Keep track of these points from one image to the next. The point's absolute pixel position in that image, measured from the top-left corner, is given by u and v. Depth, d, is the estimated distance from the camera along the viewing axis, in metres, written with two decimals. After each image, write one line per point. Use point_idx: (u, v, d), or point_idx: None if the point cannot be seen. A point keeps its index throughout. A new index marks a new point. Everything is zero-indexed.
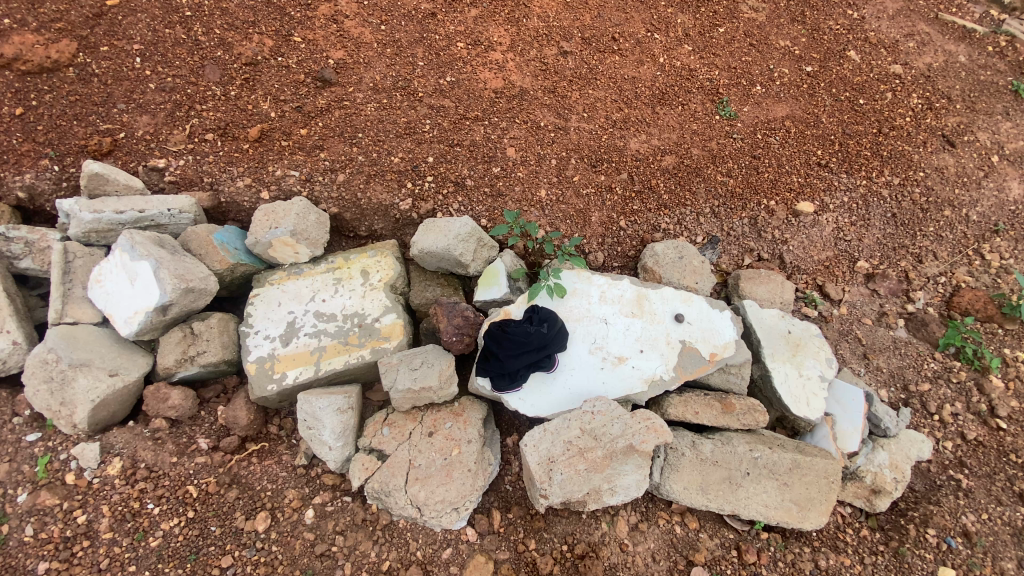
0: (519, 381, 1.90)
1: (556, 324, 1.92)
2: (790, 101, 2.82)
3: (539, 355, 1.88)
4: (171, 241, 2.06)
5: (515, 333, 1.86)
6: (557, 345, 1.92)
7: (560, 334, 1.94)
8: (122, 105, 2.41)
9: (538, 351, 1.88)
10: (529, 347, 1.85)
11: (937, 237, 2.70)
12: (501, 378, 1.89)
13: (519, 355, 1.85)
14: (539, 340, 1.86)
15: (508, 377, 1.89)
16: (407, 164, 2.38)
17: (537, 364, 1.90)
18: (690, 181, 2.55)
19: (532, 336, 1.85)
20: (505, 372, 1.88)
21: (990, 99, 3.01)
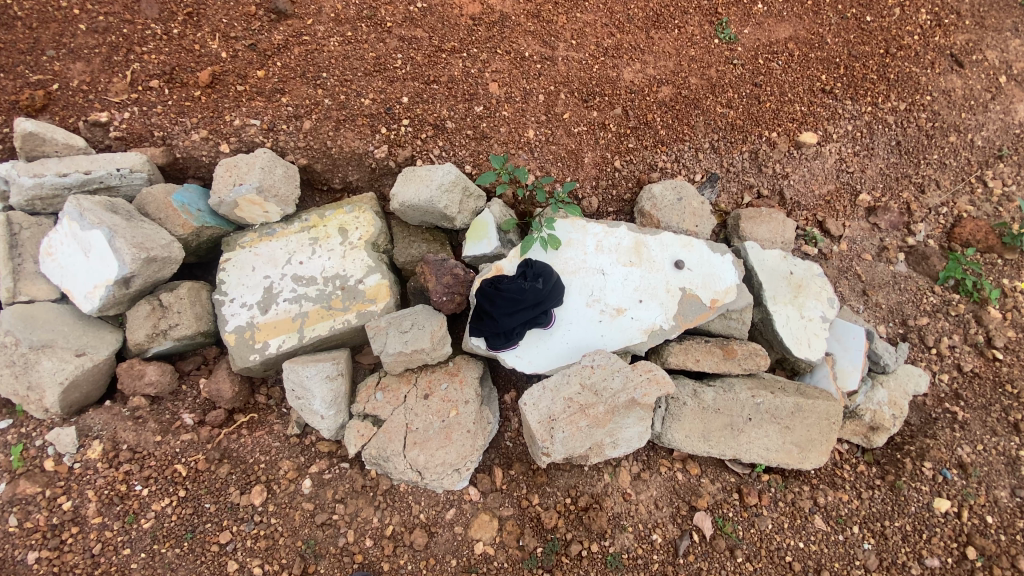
0: (515, 339, 1.82)
1: (550, 277, 1.83)
2: (793, 20, 2.60)
3: (535, 310, 1.79)
4: (125, 205, 1.87)
5: (508, 289, 1.76)
6: (552, 298, 1.83)
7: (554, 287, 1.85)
8: (49, 51, 2.11)
9: (535, 306, 1.79)
10: (524, 302, 1.76)
11: (940, 166, 2.61)
12: (497, 337, 1.80)
13: (515, 311, 1.76)
14: (535, 294, 1.77)
15: (504, 335, 1.80)
16: (380, 106, 2.15)
17: (534, 319, 1.82)
18: (688, 114, 2.37)
19: (527, 290, 1.76)
20: (500, 331, 1.79)
21: (1004, 11, 2.81)
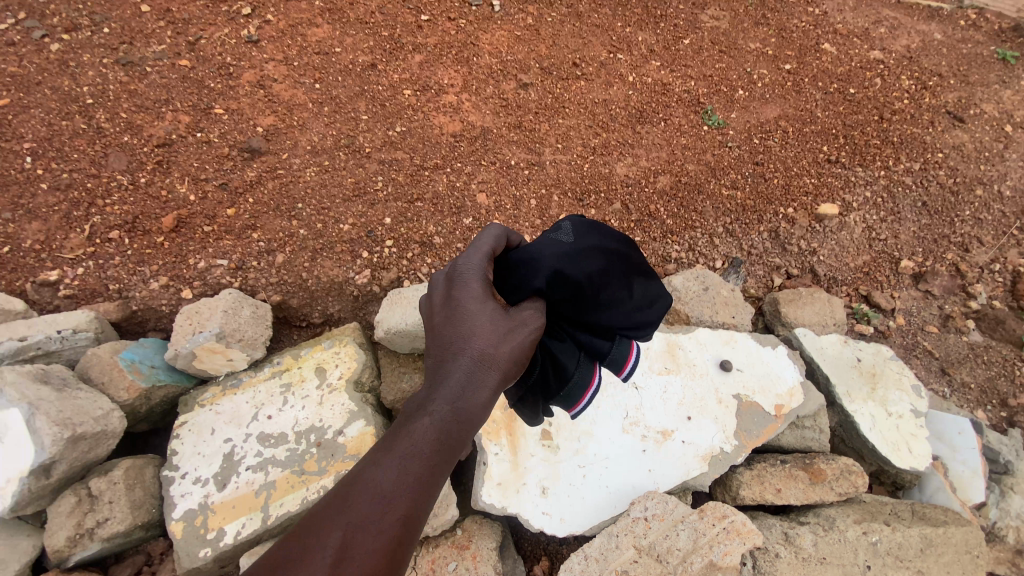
0: (588, 366, 1.04)
1: (614, 235, 1.10)
2: (778, 101, 2.66)
3: (607, 296, 1.00)
4: (61, 372, 1.58)
5: (526, 251, 1.00)
6: (638, 280, 1.08)
7: (636, 257, 1.11)
8: (7, 215, 1.96)
9: (598, 284, 0.98)
10: (565, 278, 0.95)
11: (976, 221, 2.44)
12: (551, 374, 1.03)
13: (537, 292, 0.96)
14: (578, 252, 1.01)
15: (566, 366, 1.02)
16: (361, 229, 2.02)
17: (615, 322, 1.02)
18: (693, 200, 2.24)
19: (566, 250, 1.00)
20: (552, 356, 1.01)
21: (982, 70, 3.07)
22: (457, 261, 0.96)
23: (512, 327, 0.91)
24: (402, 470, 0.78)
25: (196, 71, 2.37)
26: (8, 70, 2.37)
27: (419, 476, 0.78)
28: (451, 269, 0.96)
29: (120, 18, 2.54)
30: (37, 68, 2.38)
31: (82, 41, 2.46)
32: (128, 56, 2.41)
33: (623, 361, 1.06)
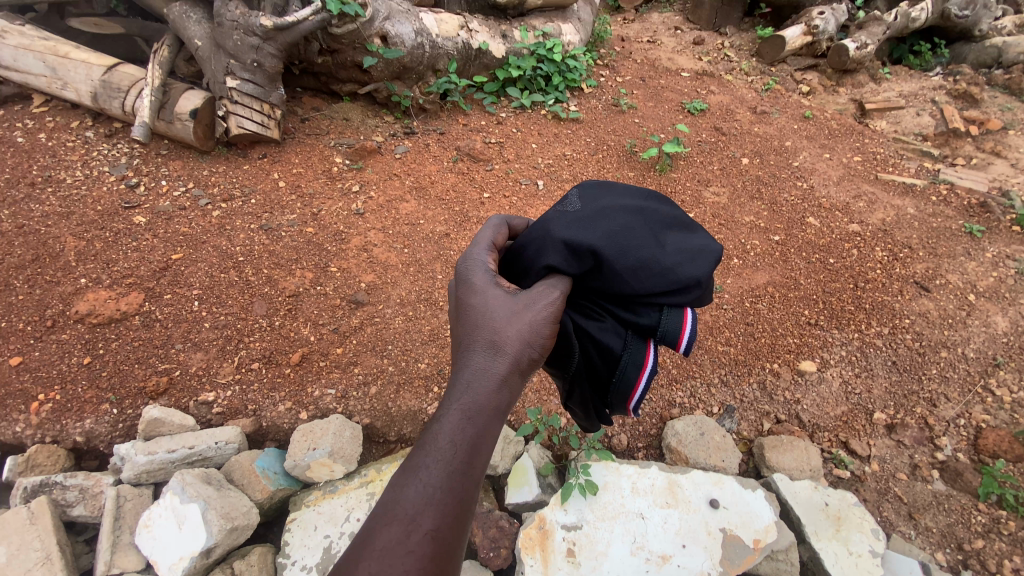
0: (633, 347, 1.35)
1: (630, 198, 1.38)
2: (767, 269, 3.32)
3: (630, 252, 1.27)
4: (217, 474, 2.19)
5: (542, 224, 1.36)
6: (666, 237, 1.32)
7: (659, 214, 1.36)
8: (179, 345, 2.68)
9: (616, 244, 1.27)
10: (580, 241, 1.27)
11: (942, 378, 2.80)
12: (601, 358, 1.37)
13: (550, 266, 1.28)
14: (589, 215, 1.33)
15: (611, 347, 1.34)
16: (434, 368, 2.65)
17: (649, 281, 1.27)
18: (694, 355, 2.86)
19: (576, 217, 1.33)
20: (597, 339, 1.35)
21: (949, 243, 3.53)
22: (466, 266, 1.33)
23: (519, 309, 1.21)
24: (446, 449, 1.05)
25: (317, 236, 3.19)
26: (180, 229, 3.19)
27: (463, 448, 1.05)
28: (461, 273, 1.33)
29: (262, 191, 3.44)
30: (202, 229, 3.18)
31: (236, 210, 3.30)
32: (269, 222, 3.25)
33: (669, 330, 1.30)
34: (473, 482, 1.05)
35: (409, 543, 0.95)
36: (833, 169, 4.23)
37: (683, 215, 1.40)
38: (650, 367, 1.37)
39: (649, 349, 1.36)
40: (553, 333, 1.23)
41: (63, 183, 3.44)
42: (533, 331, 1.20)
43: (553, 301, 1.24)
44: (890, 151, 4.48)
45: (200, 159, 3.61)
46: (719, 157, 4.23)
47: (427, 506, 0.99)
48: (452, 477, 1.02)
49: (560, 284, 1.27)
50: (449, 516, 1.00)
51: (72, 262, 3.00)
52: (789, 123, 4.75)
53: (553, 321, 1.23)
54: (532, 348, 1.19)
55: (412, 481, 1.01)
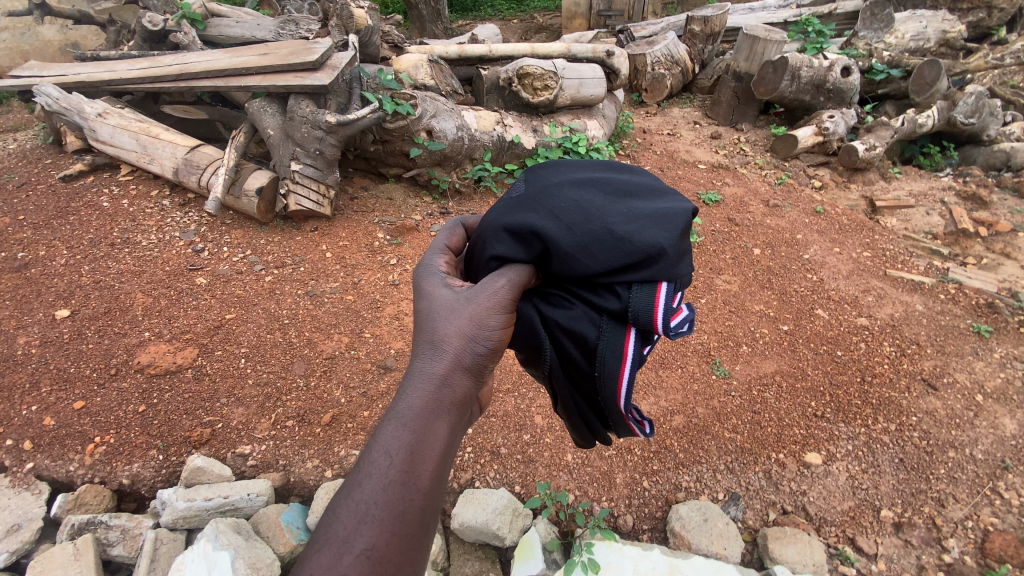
0: (609, 333, 1.18)
1: (581, 173, 1.30)
2: (775, 358, 3.47)
3: (580, 226, 1.16)
4: (246, 525, 2.39)
5: (490, 215, 1.31)
6: (620, 207, 1.20)
7: (611, 186, 1.26)
8: (224, 399, 2.95)
9: (564, 219, 1.17)
10: (524, 222, 1.19)
11: (950, 478, 2.83)
12: (579, 354, 1.23)
13: (498, 256, 1.20)
14: (534, 194, 1.25)
15: (584, 334, 1.20)
16: None
17: (605, 254, 1.14)
18: (701, 439, 2.98)
19: (522, 199, 1.26)
20: (568, 329, 1.22)
21: (957, 341, 3.64)
22: (418, 273, 1.32)
23: (461, 305, 1.17)
24: (380, 461, 1.00)
25: (356, 304, 3.52)
26: (235, 291, 3.57)
27: (399, 458, 1.01)
28: (417, 279, 1.31)
29: (310, 260, 3.85)
30: (255, 292, 3.57)
31: (286, 276, 3.70)
32: (314, 288, 3.62)
33: (642, 309, 1.14)
34: (413, 494, 0.99)
35: (342, 565, 0.91)
36: (843, 261, 4.40)
37: (639, 185, 1.29)
38: (634, 356, 1.20)
39: (630, 335, 1.19)
40: (503, 322, 1.17)
41: (139, 244, 3.90)
42: (475, 327, 1.15)
43: (498, 291, 1.16)
44: (899, 248, 4.63)
45: (258, 229, 4.09)
46: (731, 246, 4.49)
47: (361, 525, 0.95)
48: (387, 490, 0.98)
49: (510, 271, 1.18)
50: (385, 534, 0.95)
51: (140, 316, 3.38)
52: (801, 216, 4.96)
53: (501, 310, 1.16)
54: (475, 344, 1.14)
55: (346, 499, 0.98)
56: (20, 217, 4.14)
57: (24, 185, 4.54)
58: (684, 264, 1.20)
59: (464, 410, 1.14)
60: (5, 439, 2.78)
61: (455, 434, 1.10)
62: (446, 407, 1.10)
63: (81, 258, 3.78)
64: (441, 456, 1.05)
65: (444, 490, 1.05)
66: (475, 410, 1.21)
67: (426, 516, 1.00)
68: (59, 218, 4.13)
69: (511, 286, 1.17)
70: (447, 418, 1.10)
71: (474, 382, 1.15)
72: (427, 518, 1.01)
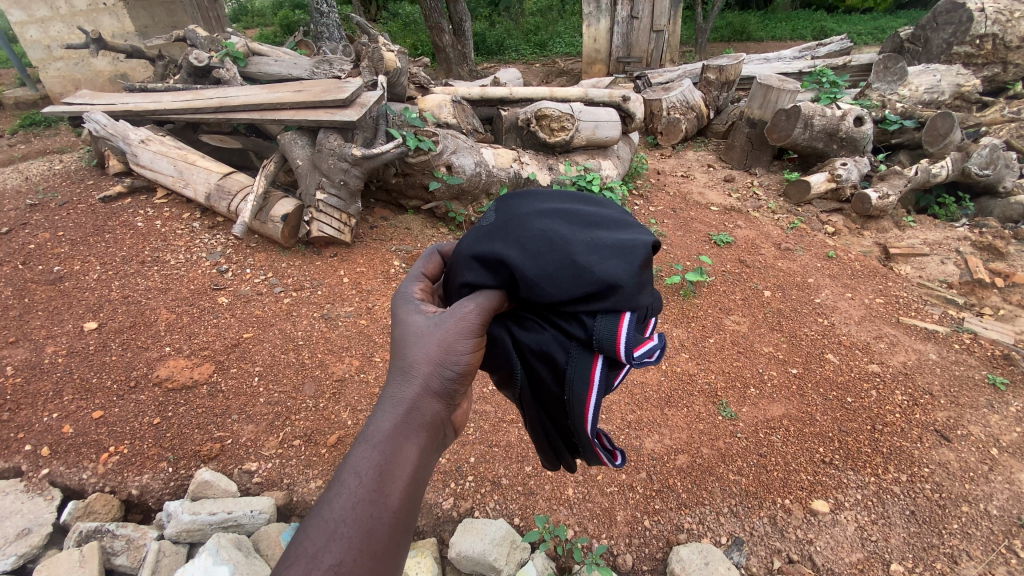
0: (577, 359, 1.25)
1: (550, 203, 1.36)
2: (783, 401, 3.44)
3: (544, 254, 1.22)
4: (247, 541, 2.41)
5: (464, 243, 1.38)
6: (585, 236, 1.25)
7: (578, 217, 1.32)
8: (235, 416, 3.04)
9: (530, 248, 1.23)
10: (492, 250, 1.25)
11: (964, 534, 2.73)
12: (550, 377, 1.30)
13: (470, 284, 1.27)
14: (504, 224, 1.31)
15: (554, 358, 1.28)
16: (453, 464, 2.94)
17: (568, 283, 1.20)
18: (705, 480, 2.95)
19: (493, 228, 1.33)
20: (538, 353, 1.29)
21: (972, 393, 3.57)
22: (395, 300, 1.38)
23: (432, 331, 1.24)
24: (351, 480, 1.05)
25: (368, 328, 3.62)
26: (254, 312, 3.71)
27: (369, 476, 1.05)
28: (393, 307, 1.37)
29: (328, 285, 3.99)
30: (273, 313, 3.70)
31: (304, 299, 3.84)
32: (330, 311, 3.74)
33: (605, 338, 1.20)
34: (381, 511, 1.03)
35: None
36: (856, 306, 4.37)
37: (605, 216, 1.35)
38: (600, 381, 1.27)
39: (597, 361, 1.26)
40: (472, 348, 1.24)
41: (167, 263, 4.09)
42: (445, 352, 1.22)
43: (467, 317, 1.23)
44: (913, 296, 4.59)
45: (281, 253, 4.27)
46: (741, 287, 4.51)
47: (329, 541, 0.97)
48: (356, 508, 1.02)
49: (479, 297, 1.25)
50: (354, 550, 0.98)
51: (162, 331, 3.52)
52: (812, 261, 4.97)
53: (470, 336, 1.24)
54: (445, 368, 1.21)
55: (315, 517, 1.01)
56: (60, 234, 4.38)
57: (67, 204, 4.83)
58: (645, 294, 1.26)
59: (434, 433, 1.20)
60: (24, 444, 2.89)
61: (425, 455, 1.15)
62: (416, 429, 1.16)
63: (112, 274, 3.97)
64: (410, 475, 1.10)
65: (413, 509, 1.09)
66: (447, 434, 1.27)
67: (394, 534, 1.04)
68: (95, 236, 4.36)
69: (480, 311, 1.24)
70: (416, 440, 1.15)
71: (444, 405, 1.22)
72: (395, 536, 1.04)
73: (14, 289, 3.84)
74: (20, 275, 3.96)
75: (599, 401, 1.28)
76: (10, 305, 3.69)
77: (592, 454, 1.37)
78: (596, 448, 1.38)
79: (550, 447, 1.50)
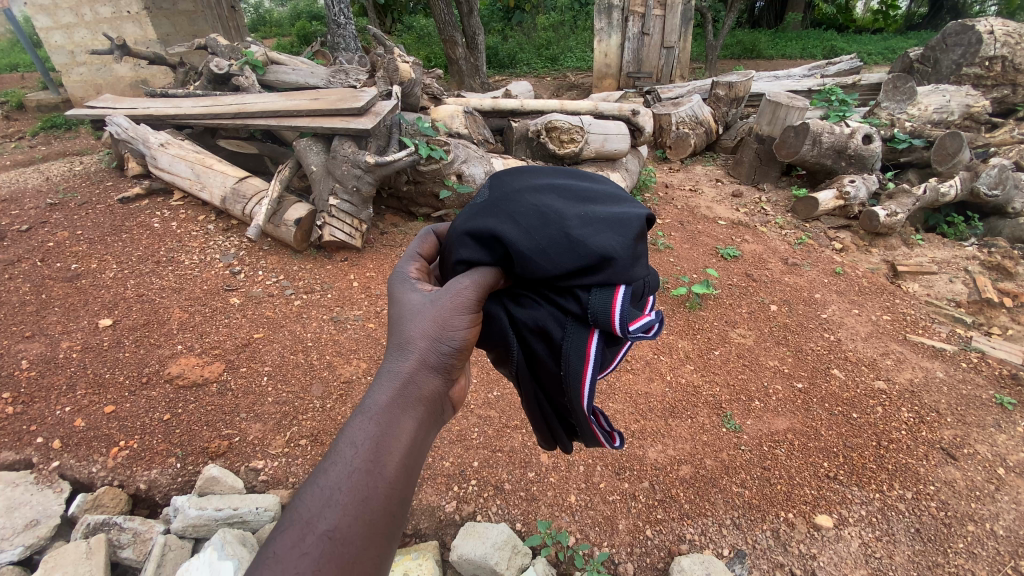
0: (572, 334, 1.28)
1: (543, 179, 1.40)
2: (787, 414, 3.44)
3: (538, 229, 1.26)
4: (251, 539, 2.44)
5: (458, 222, 1.42)
6: (577, 211, 1.29)
7: (571, 192, 1.36)
8: (244, 414, 3.08)
9: (523, 223, 1.27)
10: (487, 227, 1.29)
11: (969, 553, 2.71)
12: (546, 352, 1.34)
13: (467, 262, 1.32)
14: (498, 200, 1.35)
15: (549, 334, 1.31)
16: (456, 468, 2.97)
17: (562, 256, 1.24)
18: (707, 491, 2.94)
19: (486, 205, 1.36)
20: (534, 329, 1.33)
21: (979, 412, 3.55)
22: (393, 280, 1.42)
23: (428, 308, 1.28)
24: (347, 451, 1.08)
25: (376, 332, 3.67)
26: (265, 313, 3.77)
27: (365, 447, 1.09)
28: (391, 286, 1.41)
29: (338, 288, 4.05)
30: (283, 315, 3.76)
31: (313, 302, 3.90)
32: (339, 315, 3.80)
33: (599, 311, 1.23)
34: (377, 481, 1.07)
35: (305, 544, 0.96)
36: (862, 323, 4.36)
37: (596, 192, 1.39)
38: (596, 356, 1.29)
39: (593, 336, 1.29)
40: (468, 323, 1.28)
41: (181, 264, 4.17)
42: (441, 328, 1.25)
43: (463, 292, 1.27)
44: (920, 314, 4.58)
45: (292, 256, 4.34)
46: (747, 301, 4.52)
47: (324, 508, 1.00)
48: (351, 477, 1.05)
49: (475, 273, 1.29)
50: (348, 517, 1.01)
51: (175, 330, 3.59)
52: (819, 276, 4.98)
53: (465, 313, 1.27)
54: (441, 344, 1.24)
55: (311, 485, 1.04)
56: (78, 233, 4.49)
57: (86, 204, 4.94)
58: (638, 267, 1.29)
59: (431, 407, 1.23)
60: (37, 437, 2.94)
61: (421, 428, 1.18)
62: (412, 403, 1.19)
63: (128, 273, 4.06)
64: (405, 447, 1.13)
65: (408, 480, 1.12)
66: (444, 410, 1.30)
67: (389, 503, 1.07)
68: (112, 235, 4.46)
69: (475, 287, 1.27)
70: (413, 413, 1.18)
71: (441, 380, 1.25)
72: (389, 505, 1.07)
73: (32, 285, 3.92)
74: (38, 272, 4.05)
75: (595, 377, 1.30)
76: (28, 301, 3.78)
77: (588, 430, 1.40)
78: (593, 424, 1.40)
79: (550, 425, 1.53)
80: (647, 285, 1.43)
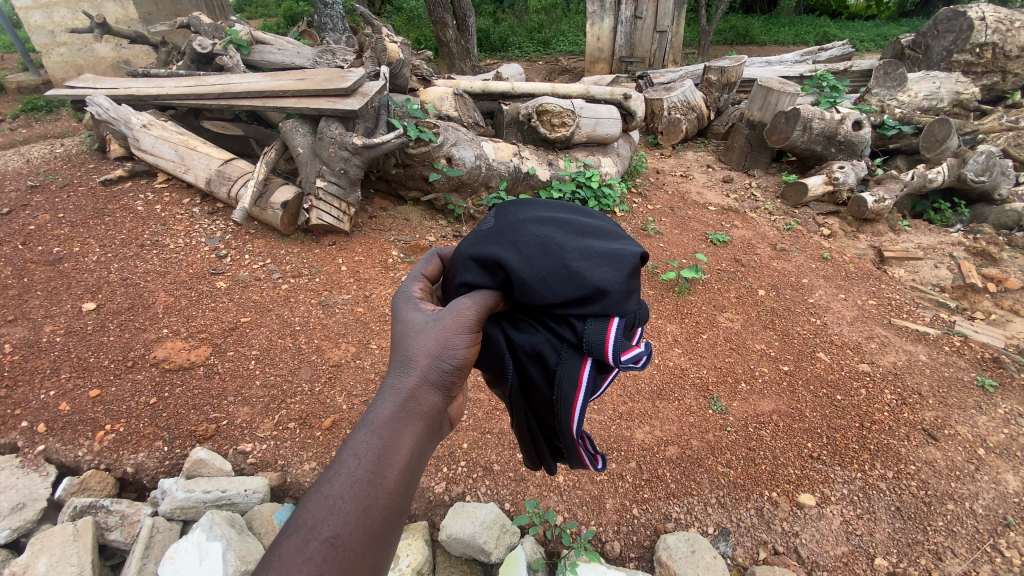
0: (567, 361, 1.30)
1: (546, 211, 1.41)
2: (773, 397, 3.49)
3: (539, 259, 1.27)
4: (239, 520, 2.43)
5: (462, 245, 1.41)
6: (577, 244, 1.31)
7: (572, 225, 1.38)
8: (231, 398, 3.06)
9: (525, 252, 1.28)
10: (490, 253, 1.30)
11: (949, 532, 2.77)
12: (542, 377, 1.34)
13: (471, 285, 1.30)
14: (501, 229, 1.36)
15: (544, 359, 1.32)
16: (446, 449, 2.98)
17: (560, 286, 1.25)
18: (693, 471, 2.99)
19: (491, 233, 1.37)
20: (531, 354, 1.33)
21: (960, 394, 3.62)
22: (396, 300, 1.40)
23: (431, 325, 1.27)
24: (350, 461, 1.07)
25: (365, 316, 3.66)
26: (252, 297, 3.74)
27: (368, 459, 1.08)
28: (396, 306, 1.38)
29: (326, 272, 4.03)
30: (270, 298, 3.73)
31: (302, 286, 3.87)
32: (327, 298, 3.78)
33: (594, 341, 1.24)
34: (378, 492, 1.06)
35: (308, 550, 0.96)
36: (847, 307, 4.40)
37: (596, 227, 1.40)
38: (588, 382, 1.31)
39: (587, 365, 1.31)
40: (468, 342, 1.27)
41: (167, 247, 4.11)
42: (442, 346, 1.24)
43: (464, 312, 1.26)
44: (905, 298, 4.63)
45: (280, 240, 4.30)
46: (736, 286, 4.55)
47: (328, 514, 1.00)
48: (354, 486, 1.04)
49: (476, 296, 1.29)
50: (350, 526, 1.00)
51: (160, 313, 3.55)
52: (807, 261, 5.01)
53: (466, 331, 1.26)
54: (441, 361, 1.23)
55: (314, 493, 1.04)
56: (61, 216, 4.40)
57: (67, 186, 4.84)
58: (632, 301, 1.30)
59: (432, 422, 1.22)
60: (21, 421, 2.90)
61: (421, 442, 1.17)
62: (414, 417, 1.18)
63: (112, 256, 3.99)
64: (407, 459, 1.12)
65: (408, 492, 1.11)
66: (443, 425, 1.29)
67: (388, 514, 1.06)
68: (95, 218, 4.38)
69: (476, 308, 1.27)
70: (414, 427, 1.17)
71: (441, 397, 1.24)
72: (390, 517, 1.06)
73: (13, 268, 3.85)
74: (20, 255, 3.97)
75: (585, 403, 1.32)
76: (9, 284, 3.71)
77: (576, 455, 1.41)
78: (580, 448, 1.40)
79: (537, 446, 1.52)
80: (638, 317, 1.42)
